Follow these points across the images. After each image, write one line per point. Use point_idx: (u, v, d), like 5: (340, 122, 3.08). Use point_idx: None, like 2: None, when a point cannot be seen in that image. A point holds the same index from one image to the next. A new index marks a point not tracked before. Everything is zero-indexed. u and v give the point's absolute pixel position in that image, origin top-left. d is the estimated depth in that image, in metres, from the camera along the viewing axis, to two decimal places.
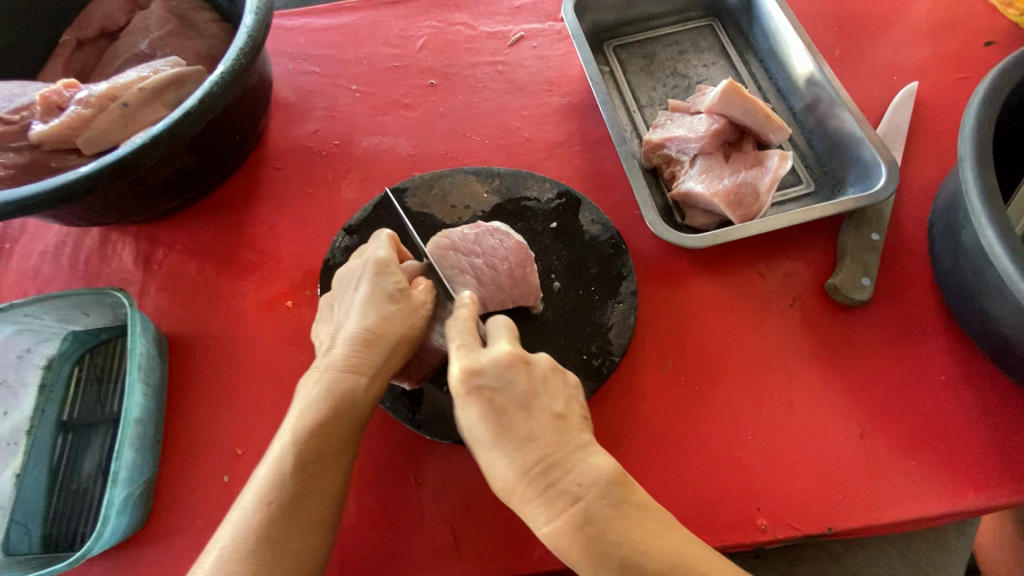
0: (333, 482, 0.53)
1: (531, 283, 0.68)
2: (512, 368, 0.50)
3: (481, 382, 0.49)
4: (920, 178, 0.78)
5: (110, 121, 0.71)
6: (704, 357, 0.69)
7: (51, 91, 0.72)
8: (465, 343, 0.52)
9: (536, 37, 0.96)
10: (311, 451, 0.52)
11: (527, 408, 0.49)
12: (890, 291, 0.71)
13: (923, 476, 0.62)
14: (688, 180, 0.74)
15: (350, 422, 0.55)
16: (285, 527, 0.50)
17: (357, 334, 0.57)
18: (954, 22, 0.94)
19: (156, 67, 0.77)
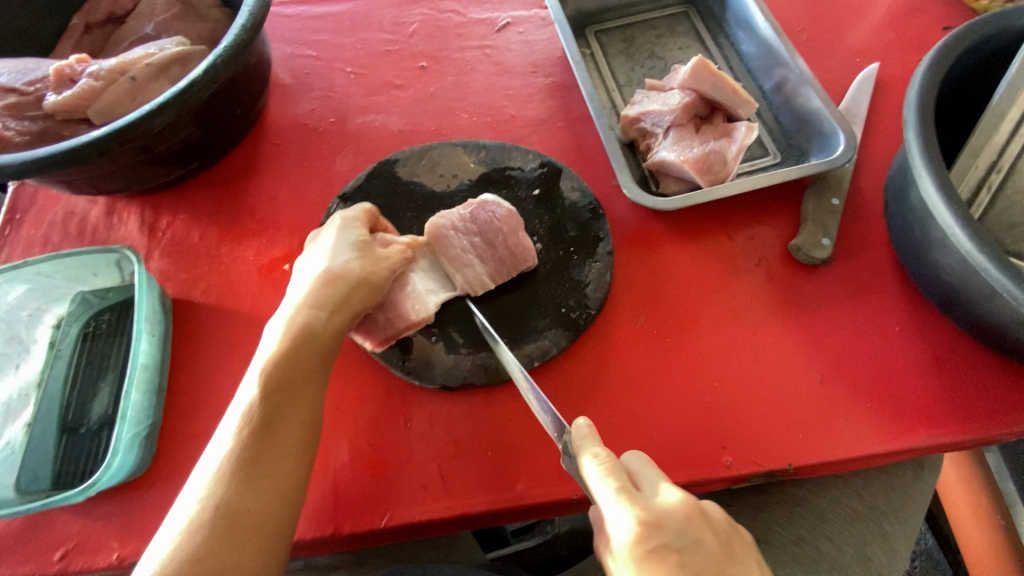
0: (301, 413, 0.57)
1: (526, 250, 0.72)
2: (692, 523, 0.49)
3: (659, 543, 0.48)
4: (879, 149, 0.83)
5: (119, 94, 0.76)
6: (676, 312, 0.74)
7: (65, 66, 0.77)
8: (628, 491, 0.50)
9: (522, 23, 1.01)
10: (277, 381, 0.57)
11: (719, 572, 0.48)
12: (849, 251, 0.76)
13: (877, 417, 0.67)
14: (661, 150, 0.79)
15: (315, 355, 0.59)
16: (257, 450, 0.54)
17: (316, 278, 0.62)
18: (915, 10, 1.00)
19: (163, 46, 0.81)
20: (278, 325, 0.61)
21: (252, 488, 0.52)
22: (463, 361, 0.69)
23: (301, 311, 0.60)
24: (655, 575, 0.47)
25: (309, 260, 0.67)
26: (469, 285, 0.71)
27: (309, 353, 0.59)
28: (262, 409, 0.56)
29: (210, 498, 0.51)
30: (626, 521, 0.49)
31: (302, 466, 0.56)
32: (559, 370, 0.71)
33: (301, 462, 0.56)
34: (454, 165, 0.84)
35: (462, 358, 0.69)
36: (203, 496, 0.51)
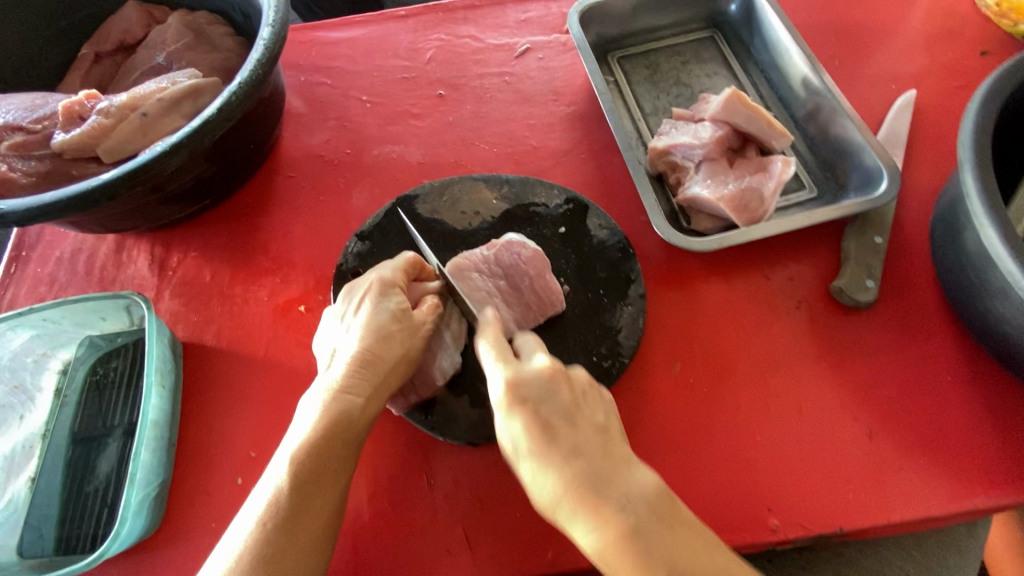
0: (329, 507, 0.53)
1: (554, 293, 0.69)
2: (553, 380, 0.53)
3: (525, 397, 0.51)
4: (921, 182, 0.79)
5: (127, 130, 0.73)
6: (712, 359, 0.70)
7: (74, 102, 0.74)
8: (505, 359, 0.54)
9: (542, 49, 0.98)
10: (305, 476, 0.52)
11: (571, 419, 0.51)
12: (894, 292, 0.72)
13: (933, 476, 0.63)
14: (694, 184, 0.76)
15: (348, 442, 0.55)
16: (281, 548, 0.50)
17: (355, 355, 0.57)
18: (949, 33, 0.97)
19: (175, 79, 0.78)
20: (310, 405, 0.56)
21: None
22: (490, 415, 0.65)
23: (334, 394, 0.56)
24: (519, 419, 0.51)
25: (341, 329, 0.62)
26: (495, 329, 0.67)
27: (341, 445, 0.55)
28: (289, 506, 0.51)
29: None
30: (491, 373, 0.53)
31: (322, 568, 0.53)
32: None
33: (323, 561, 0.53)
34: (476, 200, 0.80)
35: (489, 412, 0.65)
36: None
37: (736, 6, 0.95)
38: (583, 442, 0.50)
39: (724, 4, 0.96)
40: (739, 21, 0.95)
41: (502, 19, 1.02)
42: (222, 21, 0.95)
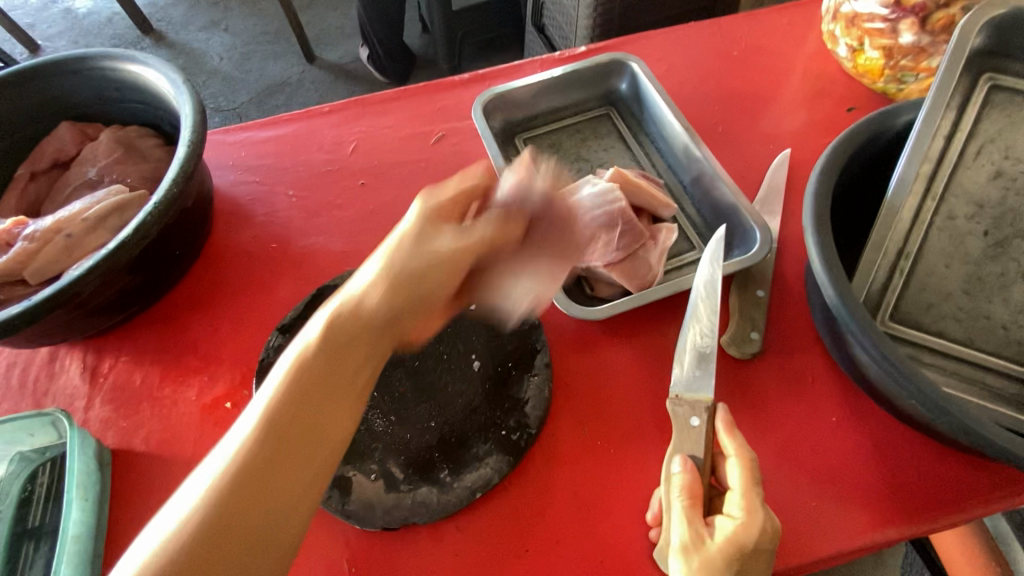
0: (340, 408, 0.56)
1: (517, 385, 0.74)
2: (771, 531, 0.58)
3: (761, 525, 0.57)
4: (798, 235, 0.87)
5: (53, 251, 0.78)
6: (616, 421, 0.75)
7: (3, 231, 0.80)
8: (753, 479, 0.60)
9: (456, 135, 1.07)
10: (257, 461, 0.51)
11: (757, 553, 0.57)
12: (779, 342, 0.78)
13: (825, 516, 0.67)
14: (574, 257, 0.82)
15: (360, 331, 0.58)
16: (270, 457, 0.51)
17: (306, 348, 0.56)
18: (819, 94, 1.08)
19: (102, 196, 0.83)
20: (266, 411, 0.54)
21: (261, 508, 0.50)
22: (403, 499, 0.67)
23: (276, 394, 0.53)
24: (747, 515, 0.57)
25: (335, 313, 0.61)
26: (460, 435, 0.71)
27: (315, 434, 0.54)
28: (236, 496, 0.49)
29: (215, 496, 0.49)
30: (737, 450, 0.62)
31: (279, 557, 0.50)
32: (504, 493, 0.70)
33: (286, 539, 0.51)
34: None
35: (403, 496, 0.68)
36: (141, 573, 0.45)
37: (626, 85, 1.05)
38: (754, 564, 0.57)
39: (615, 83, 1.06)
40: (630, 97, 1.05)
41: (418, 108, 1.11)
42: (152, 133, 1.01)
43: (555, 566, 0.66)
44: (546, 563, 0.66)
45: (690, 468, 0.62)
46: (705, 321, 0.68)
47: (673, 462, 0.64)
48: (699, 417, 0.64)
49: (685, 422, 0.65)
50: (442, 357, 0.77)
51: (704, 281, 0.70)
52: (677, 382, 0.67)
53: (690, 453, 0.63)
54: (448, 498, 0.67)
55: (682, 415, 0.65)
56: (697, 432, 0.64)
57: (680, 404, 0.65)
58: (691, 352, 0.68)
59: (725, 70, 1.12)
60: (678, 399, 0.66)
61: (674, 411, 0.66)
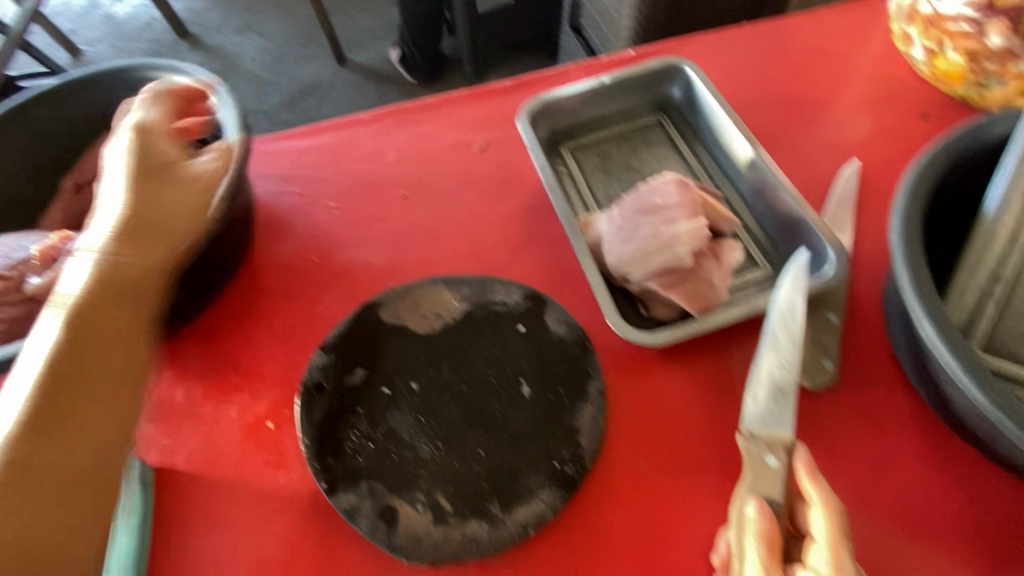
0: (104, 394, 0.58)
1: (570, 412, 0.71)
2: None
3: None
4: (870, 255, 0.81)
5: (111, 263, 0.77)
6: (677, 454, 0.70)
7: (49, 246, 0.79)
8: (839, 529, 0.56)
9: (499, 145, 1.03)
10: (53, 397, 0.55)
11: None
12: (854, 372, 0.72)
13: (906, 566, 0.62)
14: (625, 268, 0.76)
15: (122, 388, 0.60)
16: (36, 443, 0.53)
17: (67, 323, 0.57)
18: (887, 100, 1.01)
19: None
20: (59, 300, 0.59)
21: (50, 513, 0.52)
22: (453, 534, 0.64)
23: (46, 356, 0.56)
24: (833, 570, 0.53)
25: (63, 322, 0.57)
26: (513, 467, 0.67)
27: (72, 420, 0.55)
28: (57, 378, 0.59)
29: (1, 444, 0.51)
30: (819, 496, 0.58)
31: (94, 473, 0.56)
32: (558, 530, 0.66)
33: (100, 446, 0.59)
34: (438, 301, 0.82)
35: (452, 530, 0.64)
36: None
37: (679, 91, 1.00)
38: None
39: (667, 90, 1.01)
40: (683, 104, 1.00)
41: (460, 116, 1.07)
42: None
43: None
44: None
45: (766, 513, 0.57)
46: (785, 353, 0.64)
47: (745, 503, 0.60)
48: (776, 456, 0.61)
49: (761, 460, 0.61)
50: (491, 381, 0.74)
51: (779, 315, 0.66)
52: (750, 417, 0.64)
53: (766, 496, 0.59)
54: (500, 533, 0.64)
55: (757, 453, 0.62)
56: (774, 472, 0.60)
57: (754, 442, 0.62)
58: (767, 387, 0.64)
59: (782, 76, 1.06)
60: (751, 436, 0.63)
61: (748, 449, 0.62)
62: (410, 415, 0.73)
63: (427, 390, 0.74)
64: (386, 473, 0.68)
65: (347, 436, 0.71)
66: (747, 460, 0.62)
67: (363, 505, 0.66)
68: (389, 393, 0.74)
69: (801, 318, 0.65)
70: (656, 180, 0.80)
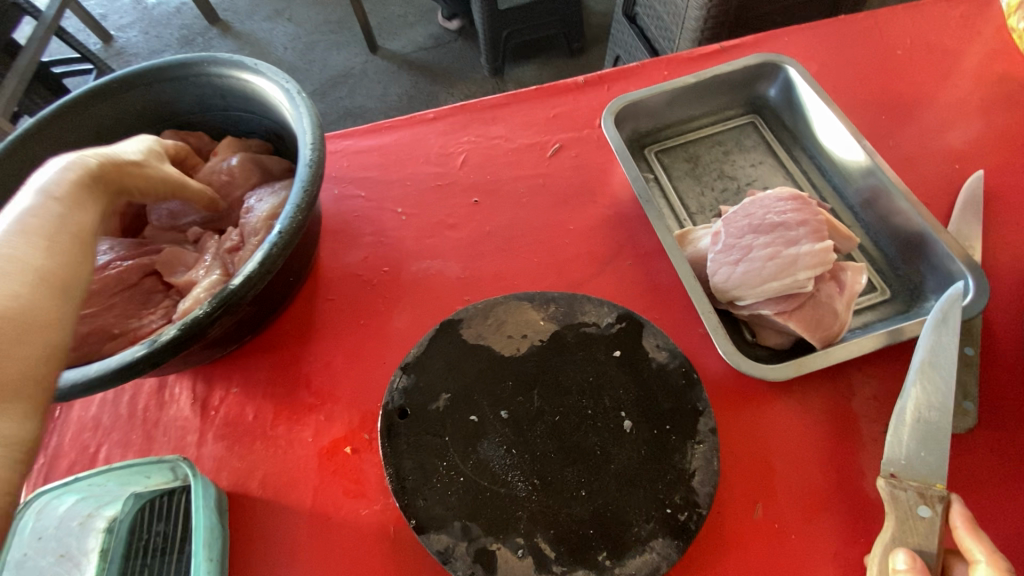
0: None
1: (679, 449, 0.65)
2: None
3: None
4: (1004, 280, 0.73)
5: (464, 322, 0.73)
6: (796, 499, 0.64)
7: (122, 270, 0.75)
8: None
9: (575, 147, 0.96)
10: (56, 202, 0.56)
11: None
12: (995, 413, 0.65)
13: None
14: (735, 292, 0.69)
15: None
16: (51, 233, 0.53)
17: None
18: (1007, 101, 0.92)
19: (252, 221, 0.80)
20: (21, 241, 0.50)
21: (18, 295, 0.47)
22: None
23: None
24: None
25: None
26: (619, 499, 0.62)
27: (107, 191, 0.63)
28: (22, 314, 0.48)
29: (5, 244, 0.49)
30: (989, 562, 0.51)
31: (40, 401, 0.46)
32: None
33: (28, 431, 0.44)
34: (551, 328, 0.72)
35: None
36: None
37: (775, 91, 0.92)
38: None
39: (761, 88, 0.93)
40: (780, 104, 0.92)
41: (531, 116, 1.01)
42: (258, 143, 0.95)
43: None
44: None
45: (921, 569, 0.51)
46: (936, 389, 0.57)
47: (893, 554, 0.53)
48: (930, 507, 0.54)
49: (912, 510, 0.54)
50: (587, 412, 0.68)
51: (927, 345, 0.59)
52: (894, 458, 0.57)
53: (918, 549, 0.52)
54: None
55: (907, 502, 0.55)
56: (929, 525, 0.53)
57: (903, 488, 0.55)
58: (914, 426, 0.57)
59: (885, 73, 0.97)
60: (896, 481, 0.56)
61: (895, 495, 0.55)
62: (502, 448, 0.67)
63: (518, 420, 0.69)
64: (479, 512, 0.63)
65: (435, 467, 0.66)
66: (893, 507, 0.55)
67: (458, 546, 0.62)
68: (477, 422, 0.69)
69: (954, 351, 0.59)
70: (767, 194, 0.72)
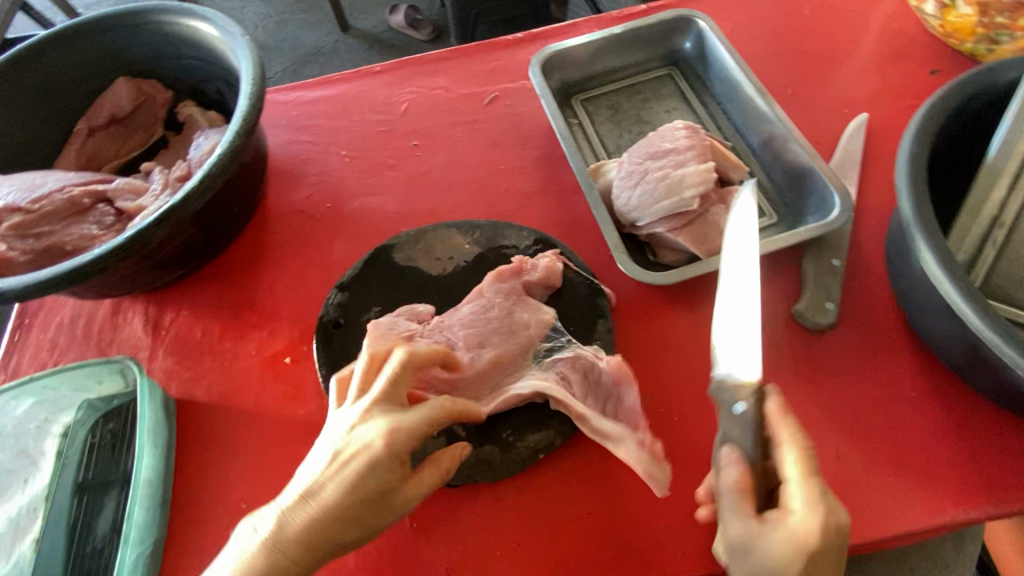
0: None
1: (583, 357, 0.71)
2: (829, 540, 0.46)
3: (827, 538, 0.46)
4: (876, 205, 0.83)
5: (527, 348, 0.74)
6: (682, 387, 0.72)
7: (82, 194, 0.81)
8: (808, 477, 0.48)
9: (510, 96, 1.04)
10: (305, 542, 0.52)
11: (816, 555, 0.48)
12: (854, 314, 0.75)
13: (899, 491, 0.65)
14: (634, 213, 0.77)
15: None
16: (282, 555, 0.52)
17: None
18: (899, 55, 1.01)
19: (198, 156, 0.86)
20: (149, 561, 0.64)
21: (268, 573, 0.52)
22: (466, 457, 0.67)
23: None
24: (814, 525, 0.45)
25: None
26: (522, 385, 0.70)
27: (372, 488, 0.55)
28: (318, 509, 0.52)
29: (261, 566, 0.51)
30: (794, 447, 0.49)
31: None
32: (563, 456, 0.70)
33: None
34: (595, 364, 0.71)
35: (465, 454, 0.68)
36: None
37: (690, 45, 1.01)
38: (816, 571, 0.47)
39: (678, 42, 1.01)
40: (694, 57, 1.01)
41: (471, 69, 1.08)
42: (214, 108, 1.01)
43: (615, 525, 0.66)
44: (607, 528, 0.66)
45: (741, 464, 0.49)
46: None
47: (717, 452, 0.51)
48: (747, 402, 0.52)
49: (729, 408, 0.52)
50: None
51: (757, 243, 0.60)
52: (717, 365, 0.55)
53: (740, 446, 0.50)
54: (510, 457, 0.67)
55: (726, 400, 0.53)
56: (744, 420, 0.51)
57: (723, 389, 0.53)
58: None
59: (793, 31, 1.06)
60: (719, 382, 0.54)
61: (717, 395, 0.54)
62: None
63: None
64: None
65: None
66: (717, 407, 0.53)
67: None
68: None
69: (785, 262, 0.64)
70: (666, 128, 0.80)
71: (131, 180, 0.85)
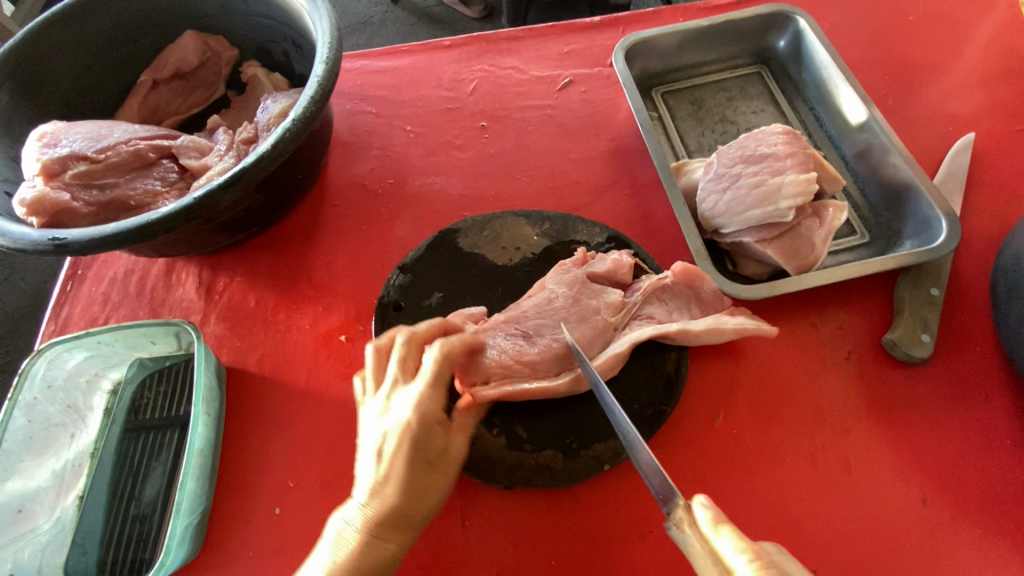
0: None
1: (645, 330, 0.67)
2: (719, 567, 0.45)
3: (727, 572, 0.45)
4: (978, 234, 0.77)
5: (601, 332, 0.69)
6: (758, 408, 0.68)
7: (146, 148, 0.79)
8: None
9: (584, 82, 0.99)
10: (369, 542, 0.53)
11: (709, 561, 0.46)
12: (948, 348, 0.70)
13: (990, 543, 0.60)
14: (720, 219, 0.73)
15: None
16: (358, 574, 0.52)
17: None
18: (1010, 72, 0.94)
19: (266, 118, 0.83)
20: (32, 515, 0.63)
21: None
22: (526, 459, 0.64)
23: None
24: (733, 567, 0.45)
25: None
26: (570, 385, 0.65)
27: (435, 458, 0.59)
28: (390, 499, 0.55)
29: None
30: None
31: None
32: (627, 469, 0.66)
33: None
34: (715, 336, 0.67)
35: (526, 456, 0.64)
36: None
37: (784, 43, 0.95)
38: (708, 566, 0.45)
39: (772, 40, 0.95)
40: (787, 57, 0.95)
41: (545, 50, 1.03)
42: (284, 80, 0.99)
43: (678, 548, 0.62)
44: (670, 550, 0.62)
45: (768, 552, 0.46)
46: None
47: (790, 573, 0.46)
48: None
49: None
50: None
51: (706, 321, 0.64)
52: None
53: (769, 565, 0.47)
54: (573, 465, 0.64)
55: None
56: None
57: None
58: None
59: (894, 37, 0.99)
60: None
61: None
62: None
63: None
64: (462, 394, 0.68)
65: None
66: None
67: None
68: None
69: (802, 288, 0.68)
70: (761, 129, 0.75)
71: (199, 139, 0.83)
